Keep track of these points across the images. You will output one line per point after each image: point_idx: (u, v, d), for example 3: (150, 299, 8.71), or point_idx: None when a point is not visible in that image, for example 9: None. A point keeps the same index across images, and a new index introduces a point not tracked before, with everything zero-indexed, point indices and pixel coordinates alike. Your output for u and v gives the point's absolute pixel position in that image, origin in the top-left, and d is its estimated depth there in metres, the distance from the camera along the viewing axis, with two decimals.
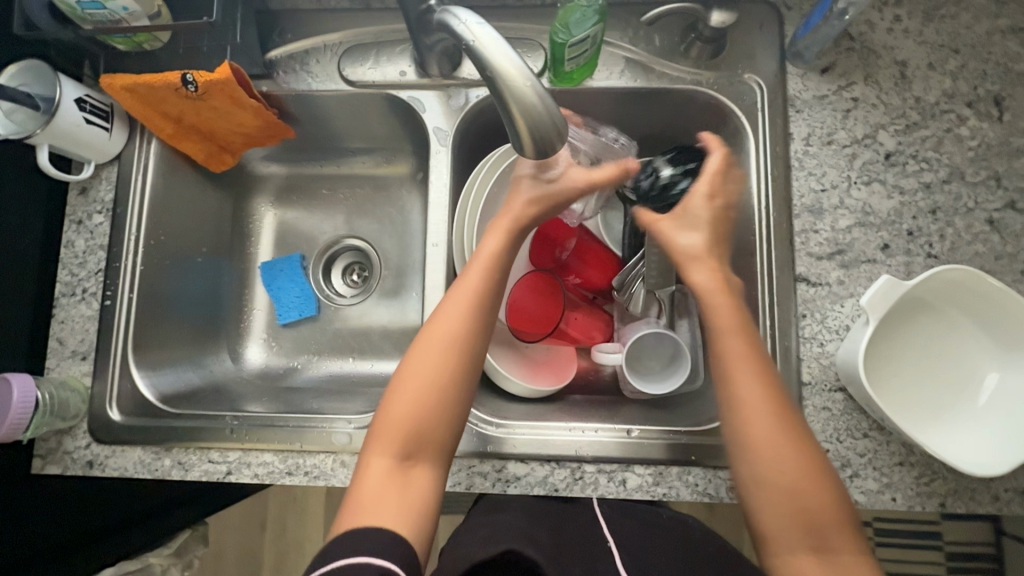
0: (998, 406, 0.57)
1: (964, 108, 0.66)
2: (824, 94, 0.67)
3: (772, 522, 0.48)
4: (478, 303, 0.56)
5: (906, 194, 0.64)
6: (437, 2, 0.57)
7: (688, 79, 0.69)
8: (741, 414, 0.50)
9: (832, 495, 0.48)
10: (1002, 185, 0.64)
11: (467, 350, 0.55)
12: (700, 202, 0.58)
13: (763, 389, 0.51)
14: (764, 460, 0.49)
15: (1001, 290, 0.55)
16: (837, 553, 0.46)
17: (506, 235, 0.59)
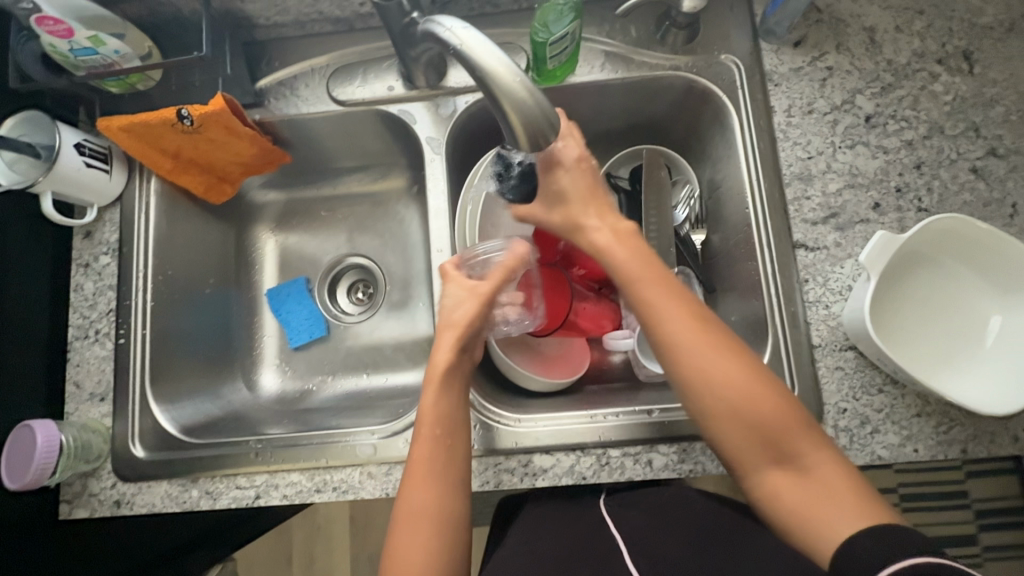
0: (1006, 346, 0.58)
1: (935, 66, 0.68)
2: (800, 66, 0.69)
3: (730, 441, 0.48)
4: (435, 464, 0.53)
5: (890, 153, 0.66)
6: (421, 15, 0.60)
7: (667, 65, 0.71)
8: (676, 346, 0.50)
9: (785, 405, 0.48)
10: (981, 134, 0.66)
11: (436, 522, 0.51)
12: (570, 166, 0.58)
13: (687, 319, 0.50)
14: (706, 387, 0.48)
15: (992, 232, 0.57)
16: (803, 460, 0.46)
17: (440, 389, 0.56)
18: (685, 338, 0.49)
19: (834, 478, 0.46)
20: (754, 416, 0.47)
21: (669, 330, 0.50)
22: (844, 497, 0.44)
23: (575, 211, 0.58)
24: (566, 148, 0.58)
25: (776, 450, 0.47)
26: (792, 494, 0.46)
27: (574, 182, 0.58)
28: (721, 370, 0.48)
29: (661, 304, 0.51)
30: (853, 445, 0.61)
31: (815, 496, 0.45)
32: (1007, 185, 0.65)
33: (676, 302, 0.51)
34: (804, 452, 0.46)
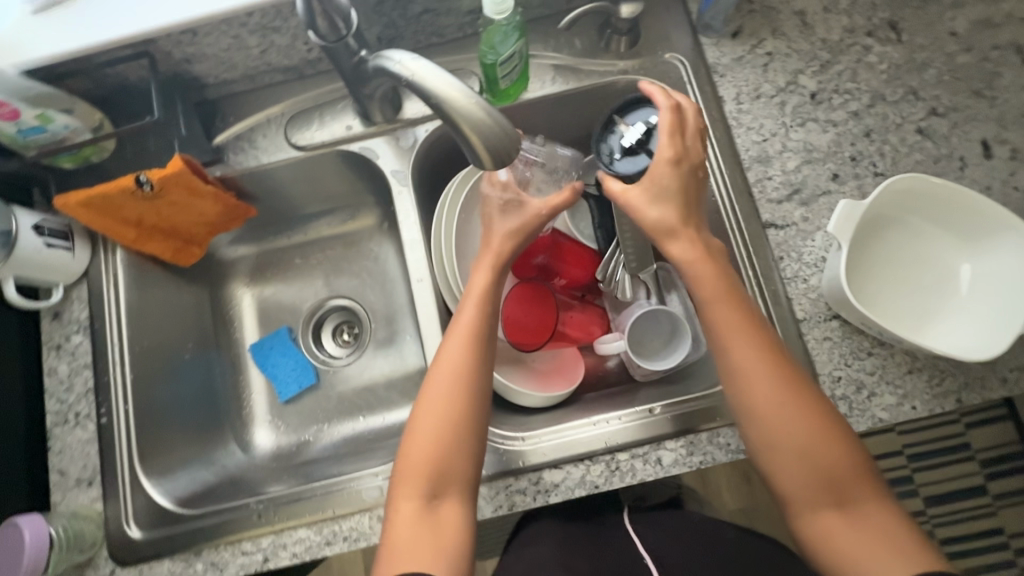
0: (980, 292, 0.60)
1: (866, 39, 0.71)
2: (741, 55, 0.72)
3: (791, 481, 0.50)
4: (476, 336, 0.56)
5: (839, 126, 0.69)
6: (369, 53, 0.61)
7: (616, 71, 0.73)
8: (748, 383, 0.51)
9: (852, 450, 0.50)
10: (920, 97, 0.69)
11: (468, 395, 0.54)
12: (667, 169, 0.55)
13: (769, 361, 0.51)
14: (772, 429, 0.50)
15: (947, 185, 0.59)
16: (858, 505, 0.49)
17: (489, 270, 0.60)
18: (772, 381, 0.50)
19: (886, 522, 0.48)
20: (820, 459, 0.49)
21: (741, 369, 0.52)
22: (897, 542, 0.46)
23: (671, 219, 0.55)
24: (662, 148, 0.55)
25: (834, 493, 0.49)
26: (843, 537, 0.48)
27: (672, 185, 0.55)
28: (797, 412, 0.50)
29: (751, 349, 0.51)
30: (854, 411, 0.61)
31: (868, 540, 0.47)
32: (951, 141, 0.68)
33: (765, 345, 0.52)
34: (860, 497, 0.49)
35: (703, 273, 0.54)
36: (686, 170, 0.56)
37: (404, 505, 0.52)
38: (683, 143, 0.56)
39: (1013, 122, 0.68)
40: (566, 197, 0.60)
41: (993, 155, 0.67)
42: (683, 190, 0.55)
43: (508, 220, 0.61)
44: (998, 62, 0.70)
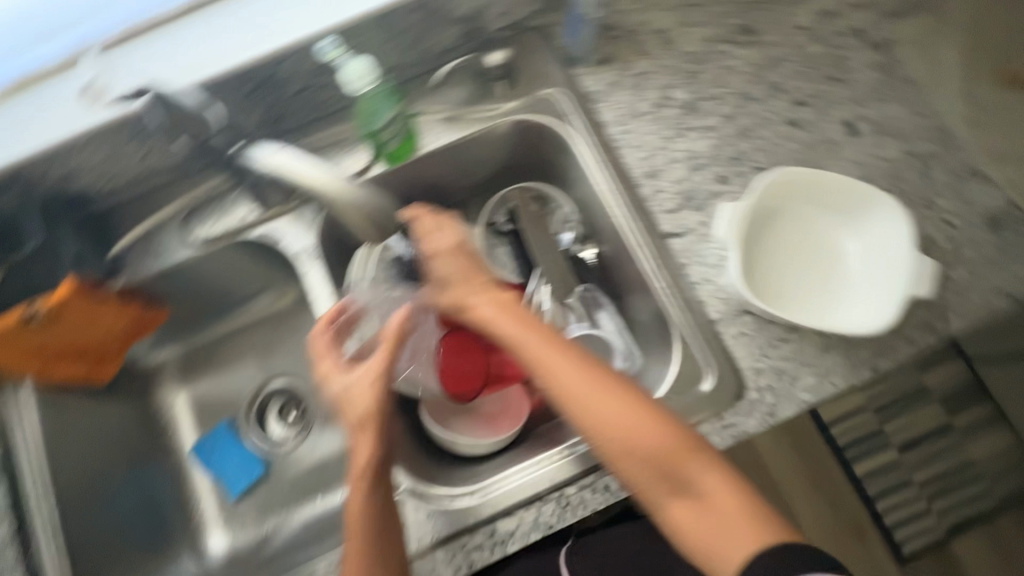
0: (868, 265, 0.64)
1: (724, 45, 0.75)
2: (614, 79, 0.75)
3: (634, 478, 0.52)
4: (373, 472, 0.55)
5: (717, 130, 0.72)
6: (243, 144, 0.59)
7: (501, 113, 0.75)
8: (569, 397, 0.53)
9: (682, 439, 0.52)
10: (782, 90, 0.73)
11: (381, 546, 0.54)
12: (446, 254, 0.62)
13: (585, 376, 0.54)
14: (603, 434, 0.52)
15: (815, 174, 0.63)
16: (697, 486, 0.51)
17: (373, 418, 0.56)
18: (580, 392, 0.53)
19: (725, 499, 0.50)
20: (650, 454, 0.51)
21: (559, 385, 0.54)
22: (731, 517, 0.49)
23: (460, 290, 0.61)
24: (439, 240, 0.63)
25: (673, 482, 0.51)
26: (693, 523, 0.50)
27: (454, 267, 0.62)
28: (614, 413, 0.52)
29: (557, 365, 0.54)
30: (780, 398, 0.64)
31: (713, 520, 0.50)
32: (820, 126, 0.72)
33: (569, 359, 0.55)
34: (697, 478, 0.51)
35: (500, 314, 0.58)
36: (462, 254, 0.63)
37: None
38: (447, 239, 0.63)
39: (867, 99, 0.73)
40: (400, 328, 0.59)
41: (858, 133, 0.72)
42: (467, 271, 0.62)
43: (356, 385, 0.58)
44: (843, 48, 0.75)
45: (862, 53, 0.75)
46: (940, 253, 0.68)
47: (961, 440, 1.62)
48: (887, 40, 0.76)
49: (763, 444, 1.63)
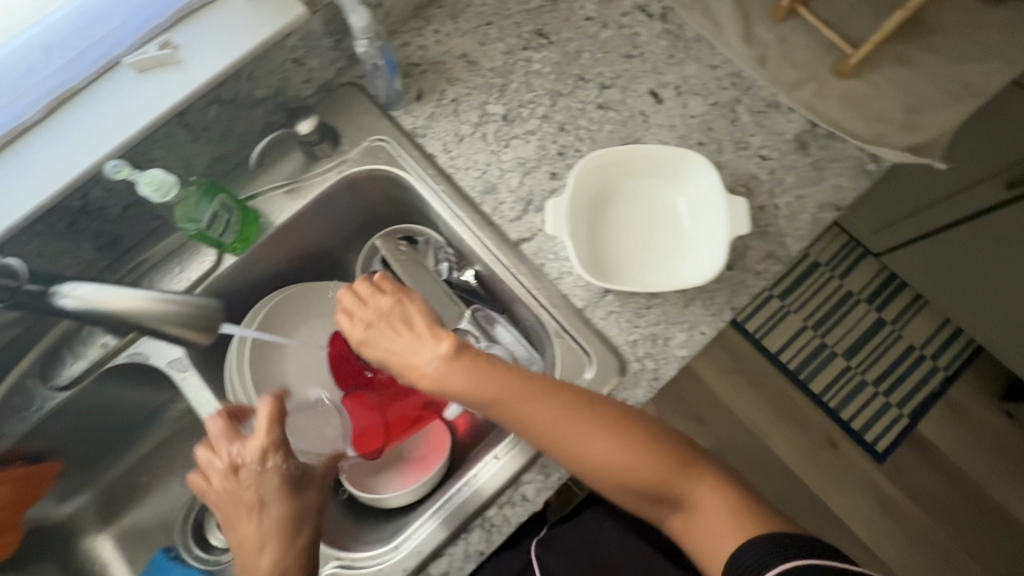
0: (698, 218, 0.68)
1: (524, 53, 0.79)
2: (432, 112, 0.77)
3: (632, 497, 0.60)
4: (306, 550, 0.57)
5: (537, 132, 0.76)
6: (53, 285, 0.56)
7: (334, 172, 0.77)
8: (557, 442, 0.59)
9: (666, 457, 0.59)
10: (587, 79, 0.78)
11: None
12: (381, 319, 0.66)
13: (567, 421, 0.59)
14: (595, 469, 0.59)
15: (622, 150, 0.67)
16: (688, 495, 0.59)
17: (318, 498, 0.60)
18: (570, 438, 0.59)
19: (714, 502, 0.58)
20: (640, 476, 0.59)
21: (546, 433, 0.59)
22: (724, 518, 0.57)
23: (408, 352, 0.64)
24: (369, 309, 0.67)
25: (667, 498, 0.59)
26: (688, 528, 0.59)
27: (387, 335, 0.65)
28: (607, 450, 0.59)
29: (544, 416, 0.59)
30: (659, 361, 0.67)
31: (704, 524, 0.58)
32: (628, 102, 0.76)
33: (561, 408, 0.59)
34: (687, 490, 0.59)
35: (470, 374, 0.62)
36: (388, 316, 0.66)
37: None
38: (380, 300, 0.67)
39: (665, 67, 0.78)
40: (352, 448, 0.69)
41: (663, 99, 0.76)
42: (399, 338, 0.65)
43: (313, 487, 0.60)
44: (632, 26, 0.80)
45: (650, 26, 0.79)
46: (764, 187, 0.72)
47: (896, 330, 1.69)
48: (667, 7, 0.80)
49: (724, 393, 1.67)
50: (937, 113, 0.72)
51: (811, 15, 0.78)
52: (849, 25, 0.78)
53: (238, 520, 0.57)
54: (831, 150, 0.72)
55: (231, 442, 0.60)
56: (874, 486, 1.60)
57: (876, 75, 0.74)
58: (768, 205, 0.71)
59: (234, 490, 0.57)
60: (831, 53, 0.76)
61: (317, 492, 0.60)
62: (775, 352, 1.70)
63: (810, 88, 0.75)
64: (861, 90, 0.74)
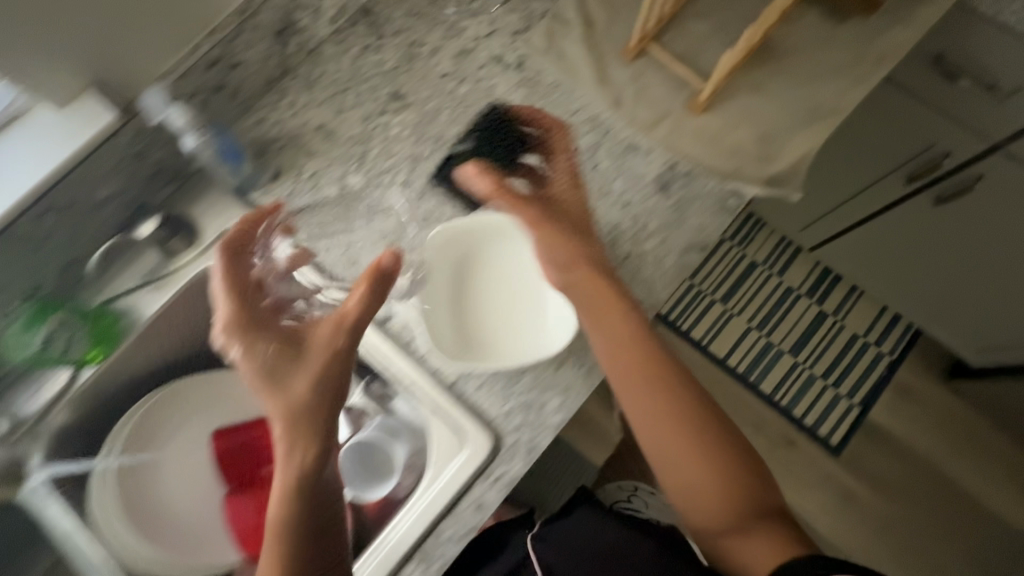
0: (550, 278, 0.70)
1: (383, 117, 0.77)
2: (290, 189, 0.75)
3: (699, 509, 0.61)
4: (315, 402, 0.56)
5: (399, 201, 0.74)
6: None
7: (192, 264, 0.74)
8: (642, 429, 0.62)
9: (738, 479, 0.60)
10: (446, 139, 0.76)
11: (291, 490, 0.54)
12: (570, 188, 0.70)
13: (658, 407, 0.62)
14: (665, 467, 0.61)
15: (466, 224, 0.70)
16: (753, 524, 0.59)
17: (306, 376, 0.56)
18: (656, 430, 0.61)
19: (772, 538, 0.59)
20: (708, 489, 0.60)
21: (636, 409, 0.62)
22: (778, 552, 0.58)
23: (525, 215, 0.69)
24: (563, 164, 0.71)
25: (738, 518, 0.59)
26: (742, 553, 0.59)
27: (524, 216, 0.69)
28: (688, 451, 0.60)
29: (640, 397, 0.62)
30: (535, 431, 0.64)
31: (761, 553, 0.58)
32: (489, 158, 0.74)
33: (668, 399, 0.62)
34: (751, 520, 0.59)
35: (545, 238, 0.67)
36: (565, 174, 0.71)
37: None
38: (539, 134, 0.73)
39: (525, 116, 0.76)
40: (362, 289, 0.59)
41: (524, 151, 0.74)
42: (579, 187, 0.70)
43: (294, 382, 0.55)
44: (488, 78, 0.78)
45: (506, 76, 0.78)
46: (628, 235, 0.70)
47: (839, 321, 1.67)
48: (522, 55, 0.78)
49: None
50: (790, 140, 0.72)
51: (660, 49, 0.76)
52: (702, 54, 0.76)
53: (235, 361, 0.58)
54: (691, 187, 0.71)
55: (231, 274, 0.60)
56: (835, 481, 1.56)
57: (729, 106, 0.73)
58: (633, 252, 0.70)
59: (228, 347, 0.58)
60: (687, 87, 0.75)
61: (299, 389, 0.55)
62: (724, 358, 1.66)
63: (668, 124, 0.73)
64: (715, 123, 0.73)
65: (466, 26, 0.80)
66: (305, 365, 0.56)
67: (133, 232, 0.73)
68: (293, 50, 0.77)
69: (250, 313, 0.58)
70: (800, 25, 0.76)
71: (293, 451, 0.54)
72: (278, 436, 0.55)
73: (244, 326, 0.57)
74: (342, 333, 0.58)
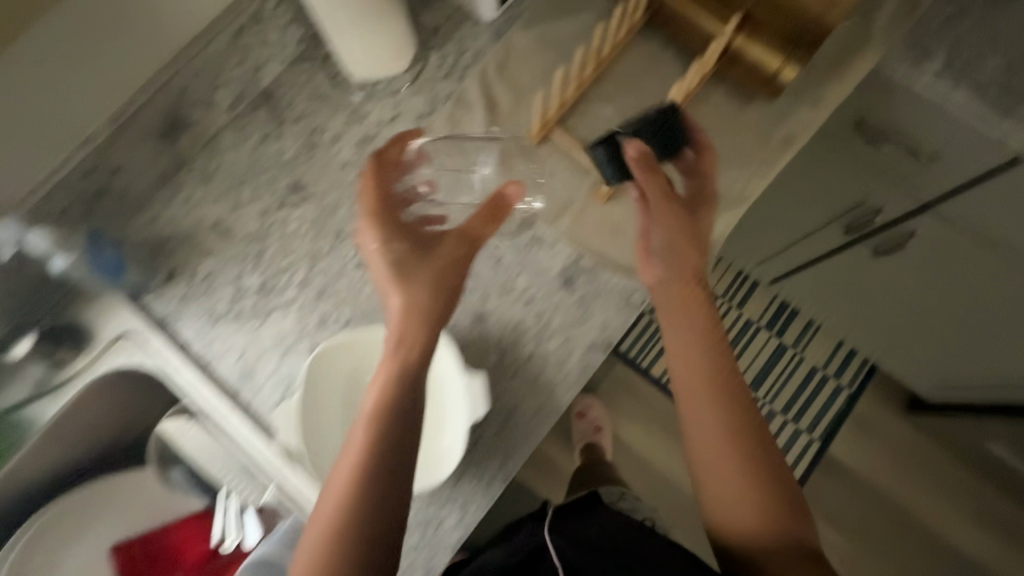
0: (453, 401, 0.67)
1: (281, 211, 0.74)
2: (183, 293, 0.72)
3: (731, 496, 0.60)
4: (410, 354, 0.55)
5: (296, 302, 0.71)
6: None
7: (84, 373, 0.72)
8: (693, 402, 0.62)
9: (779, 475, 0.61)
10: (346, 234, 0.73)
11: (374, 447, 0.51)
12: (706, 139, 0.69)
13: (714, 387, 0.62)
14: (708, 445, 0.61)
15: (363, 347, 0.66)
16: (788, 521, 0.59)
17: (429, 283, 0.57)
18: (709, 403, 0.62)
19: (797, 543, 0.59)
20: (748, 474, 0.60)
21: (691, 381, 0.63)
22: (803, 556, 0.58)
23: (698, 184, 0.68)
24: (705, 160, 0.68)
25: (775, 511, 0.59)
26: (767, 547, 0.59)
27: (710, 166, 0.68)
28: (737, 431, 0.61)
29: (698, 363, 0.63)
30: (432, 551, 0.62)
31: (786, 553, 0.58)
32: None
33: (731, 416, 0.61)
34: (788, 518, 0.59)
35: (666, 224, 0.64)
36: (700, 176, 0.68)
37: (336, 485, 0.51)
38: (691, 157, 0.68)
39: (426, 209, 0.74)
40: (491, 200, 0.60)
41: None
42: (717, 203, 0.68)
43: (417, 276, 0.57)
44: None
45: None
46: (530, 334, 0.68)
47: (798, 353, 1.63)
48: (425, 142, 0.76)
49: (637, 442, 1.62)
50: None
51: (564, 134, 0.74)
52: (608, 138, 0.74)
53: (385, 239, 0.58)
54: (595, 283, 0.69)
55: (386, 172, 0.60)
56: None
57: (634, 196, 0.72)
58: (536, 353, 0.68)
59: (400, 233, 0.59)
60: (593, 173, 0.73)
61: (415, 292, 0.56)
62: None
63: (571, 214, 0.71)
64: (620, 213, 0.71)
65: (369, 110, 0.78)
66: (414, 282, 0.56)
67: (12, 351, 0.71)
68: (186, 145, 0.74)
69: (383, 207, 0.59)
70: (707, 106, 0.73)
71: (405, 350, 0.55)
72: (421, 315, 0.56)
73: (385, 221, 0.58)
74: (463, 243, 0.59)
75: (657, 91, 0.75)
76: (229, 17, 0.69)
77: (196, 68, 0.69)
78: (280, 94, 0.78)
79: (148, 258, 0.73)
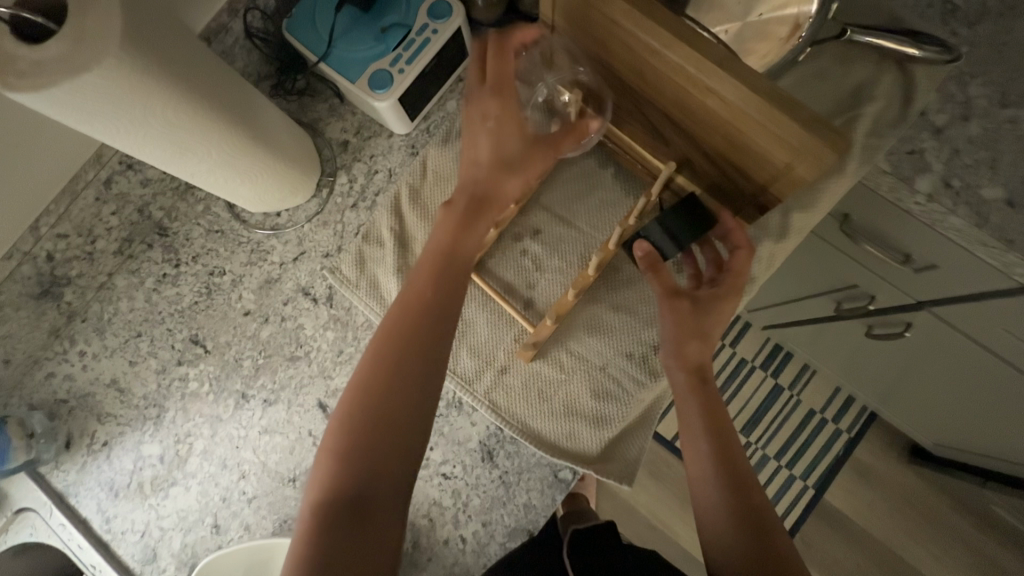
0: None
1: (180, 368, 0.68)
2: (83, 462, 0.67)
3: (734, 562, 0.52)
4: (475, 226, 0.56)
5: (197, 476, 0.65)
6: None
7: None
8: (697, 455, 0.57)
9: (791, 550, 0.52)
10: (251, 394, 0.67)
11: (429, 306, 0.54)
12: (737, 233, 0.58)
13: (722, 443, 0.56)
14: (710, 497, 0.55)
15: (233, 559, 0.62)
16: None
17: (518, 176, 0.57)
18: (718, 455, 0.56)
19: None
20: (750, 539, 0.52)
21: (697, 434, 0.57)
22: None
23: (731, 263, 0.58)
24: (739, 255, 0.57)
25: None
26: None
27: (743, 260, 0.57)
28: (744, 491, 0.55)
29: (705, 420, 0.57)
30: None
31: None
32: (294, 421, 0.65)
33: (747, 497, 0.55)
34: None
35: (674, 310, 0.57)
36: (735, 262, 0.57)
37: (386, 326, 0.54)
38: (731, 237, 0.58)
39: (333, 367, 0.66)
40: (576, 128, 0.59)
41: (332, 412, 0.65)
42: (735, 297, 0.58)
43: (512, 163, 0.56)
44: (294, 316, 0.68)
45: (314, 313, 0.68)
46: (447, 517, 0.62)
47: (795, 394, 1.51)
48: (332, 286, 0.68)
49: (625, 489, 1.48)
50: (633, 398, 0.61)
51: (482, 281, 0.64)
52: (535, 283, 0.65)
53: (489, 120, 0.55)
54: (516, 459, 0.62)
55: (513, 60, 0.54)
56: None
57: (565, 356, 0.63)
58: (453, 536, 0.62)
59: (503, 117, 0.55)
60: (518, 323, 0.64)
61: (510, 186, 0.57)
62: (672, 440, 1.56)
63: (495, 373, 0.63)
64: (550, 374, 0.62)
65: (271, 247, 0.70)
66: (518, 173, 0.57)
67: None
68: (72, 299, 0.68)
69: (502, 87, 0.54)
70: None
71: (483, 220, 0.57)
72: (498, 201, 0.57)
73: (506, 103, 0.54)
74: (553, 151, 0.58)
75: (593, 223, 0.65)
76: (93, 169, 0.62)
77: (64, 230, 0.63)
78: (175, 228, 0.71)
79: (46, 428, 0.67)
